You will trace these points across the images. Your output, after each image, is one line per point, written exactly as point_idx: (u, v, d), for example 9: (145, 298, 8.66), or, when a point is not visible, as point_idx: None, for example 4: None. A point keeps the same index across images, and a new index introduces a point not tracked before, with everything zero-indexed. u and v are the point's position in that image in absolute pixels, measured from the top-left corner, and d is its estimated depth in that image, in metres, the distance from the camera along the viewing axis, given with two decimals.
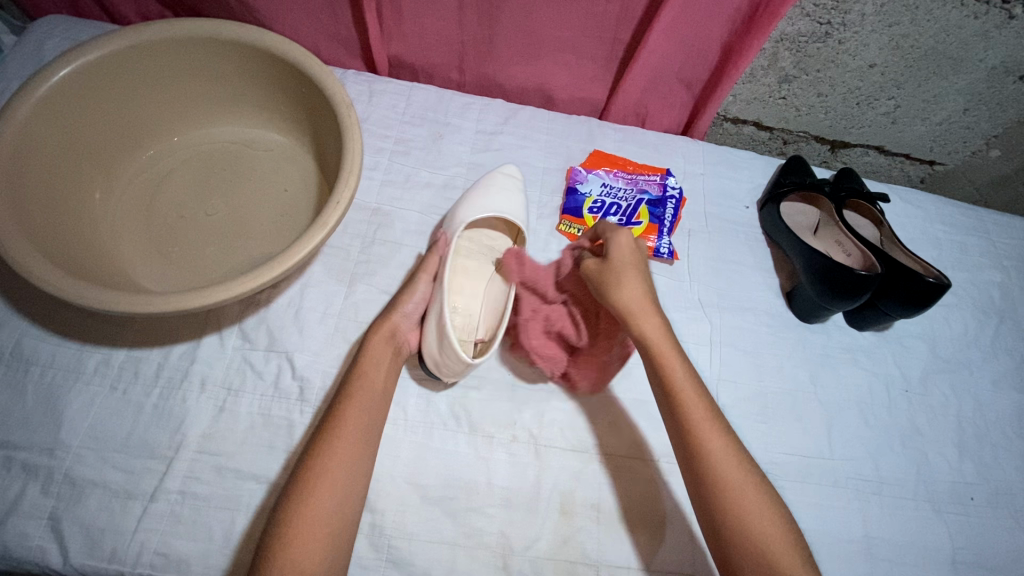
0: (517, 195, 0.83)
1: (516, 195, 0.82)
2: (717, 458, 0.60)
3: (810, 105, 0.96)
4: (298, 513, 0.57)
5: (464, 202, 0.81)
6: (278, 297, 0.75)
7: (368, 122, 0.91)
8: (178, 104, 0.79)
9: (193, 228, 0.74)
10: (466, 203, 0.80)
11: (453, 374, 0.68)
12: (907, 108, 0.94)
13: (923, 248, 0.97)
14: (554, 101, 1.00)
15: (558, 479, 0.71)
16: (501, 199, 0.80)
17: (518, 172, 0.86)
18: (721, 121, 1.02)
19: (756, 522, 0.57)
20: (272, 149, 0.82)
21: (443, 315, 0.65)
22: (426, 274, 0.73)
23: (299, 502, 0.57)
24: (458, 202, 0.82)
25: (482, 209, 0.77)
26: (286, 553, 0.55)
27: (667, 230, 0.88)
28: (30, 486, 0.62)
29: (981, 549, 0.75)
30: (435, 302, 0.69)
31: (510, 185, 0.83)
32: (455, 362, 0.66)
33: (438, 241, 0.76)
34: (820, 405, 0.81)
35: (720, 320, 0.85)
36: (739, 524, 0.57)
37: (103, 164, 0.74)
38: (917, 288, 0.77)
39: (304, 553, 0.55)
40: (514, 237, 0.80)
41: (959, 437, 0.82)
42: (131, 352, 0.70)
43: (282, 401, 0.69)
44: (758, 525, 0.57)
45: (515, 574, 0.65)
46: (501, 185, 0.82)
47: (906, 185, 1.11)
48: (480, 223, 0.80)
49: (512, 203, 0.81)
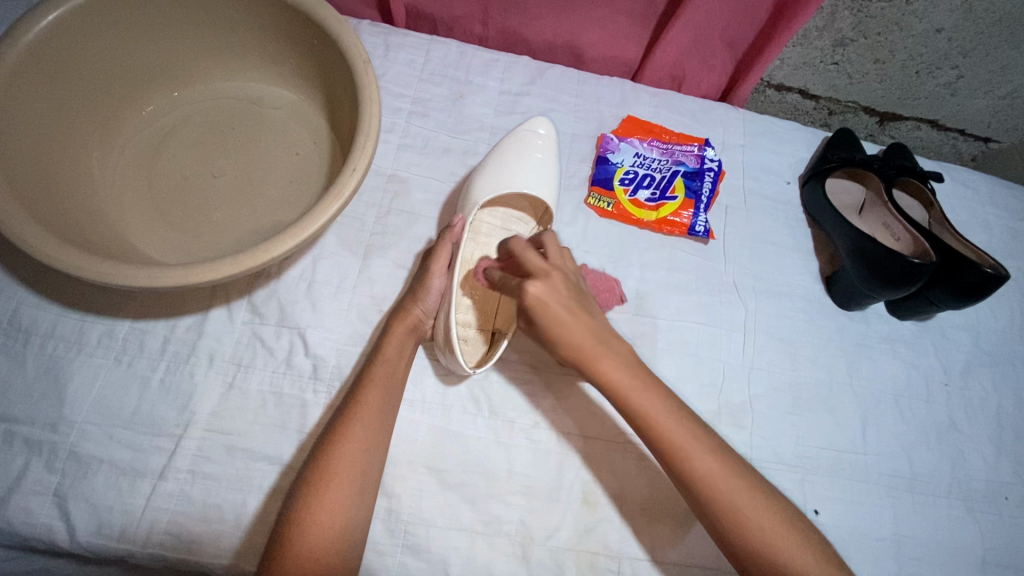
0: (551, 165, 0.78)
1: (550, 165, 0.77)
2: (748, 511, 0.54)
3: (864, 73, 0.87)
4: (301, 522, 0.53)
5: (493, 170, 0.75)
6: (289, 269, 0.70)
7: (384, 78, 0.84)
8: (178, 54, 0.72)
9: (198, 192, 0.69)
10: (495, 172, 0.74)
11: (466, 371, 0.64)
12: (971, 79, 0.86)
13: (973, 233, 0.91)
14: (584, 60, 0.92)
15: (581, 468, 0.68)
16: (533, 172, 0.75)
17: (553, 131, 0.80)
18: (764, 87, 0.94)
19: (802, 564, 0.52)
20: (282, 107, 0.76)
21: (450, 321, 0.61)
22: (439, 267, 0.67)
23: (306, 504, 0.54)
24: (482, 169, 0.76)
25: (504, 184, 0.73)
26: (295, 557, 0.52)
27: (704, 206, 0.82)
28: (33, 462, 0.59)
29: (1014, 551, 0.72)
30: (447, 295, 0.65)
31: (543, 150, 0.78)
32: (460, 368, 0.64)
33: (455, 223, 0.69)
34: (855, 396, 0.77)
35: (754, 305, 0.80)
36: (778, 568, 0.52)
37: (99, 120, 0.68)
38: (969, 279, 0.73)
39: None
40: (539, 217, 0.77)
41: (998, 435, 0.78)
42: (135, 324, 0.66)
43: (294, 378, 0.66)
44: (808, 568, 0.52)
45: (534, 564, 0.63)
46: (535, 150, 0.77)
47: (955, 163, 1.03)
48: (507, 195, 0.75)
49: (543, 175, 0.76)
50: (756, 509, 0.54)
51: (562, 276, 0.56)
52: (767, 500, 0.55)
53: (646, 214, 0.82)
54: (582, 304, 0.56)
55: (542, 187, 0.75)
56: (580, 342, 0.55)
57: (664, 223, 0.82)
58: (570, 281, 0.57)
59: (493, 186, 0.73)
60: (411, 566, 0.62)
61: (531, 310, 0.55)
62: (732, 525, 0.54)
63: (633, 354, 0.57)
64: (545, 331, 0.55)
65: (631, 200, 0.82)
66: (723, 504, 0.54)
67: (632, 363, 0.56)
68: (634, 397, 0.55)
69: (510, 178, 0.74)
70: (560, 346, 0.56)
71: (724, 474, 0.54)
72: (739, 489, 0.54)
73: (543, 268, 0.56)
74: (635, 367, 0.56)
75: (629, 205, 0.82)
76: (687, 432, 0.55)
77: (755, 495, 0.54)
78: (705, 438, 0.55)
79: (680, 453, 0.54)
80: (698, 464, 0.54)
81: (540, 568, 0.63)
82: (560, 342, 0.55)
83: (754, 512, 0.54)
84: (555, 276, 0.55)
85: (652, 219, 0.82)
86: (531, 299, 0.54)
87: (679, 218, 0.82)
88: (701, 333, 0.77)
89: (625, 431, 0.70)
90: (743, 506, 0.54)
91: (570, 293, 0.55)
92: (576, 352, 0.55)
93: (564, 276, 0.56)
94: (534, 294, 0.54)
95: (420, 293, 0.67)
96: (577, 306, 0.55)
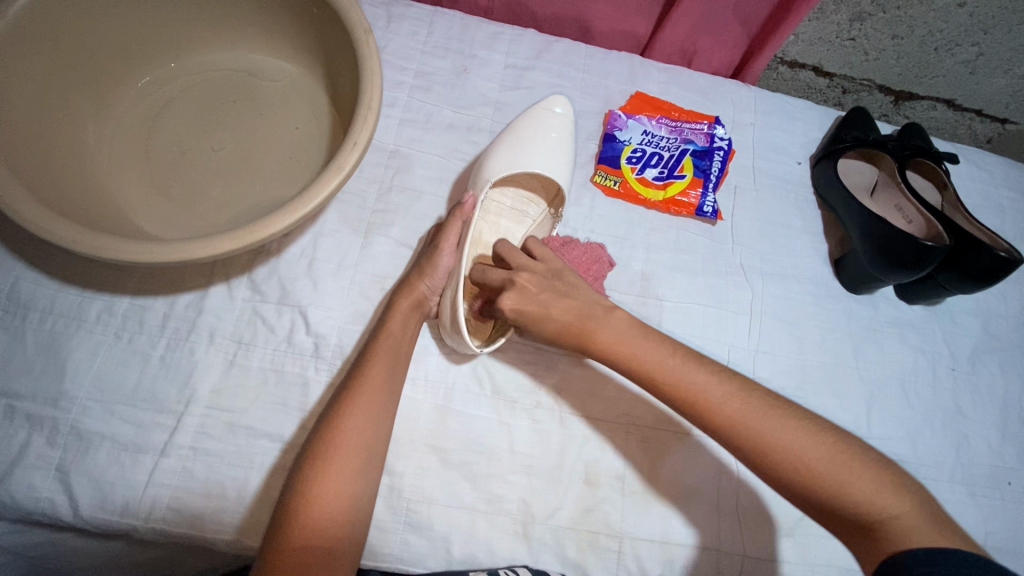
0: (564, 143, 0.76)
1: (564, 145, 0.75)
2: (791, 445, 0.49)
3: (881, 50, 0.84)
4: (307, 498, 0.53)
5: (505, 148, 0.73)
6: (290, 246, 0.69)
7: (386, 51, 0.81)
8: (174, 24, 0.70)
9: (196, 166, 0.67)
10: (508, 151, 0.73)
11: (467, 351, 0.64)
12: (991, 57, 0.83)
13: (986, 216, 0.89)
14: (591, 33, 0.89)
15: (583, 448, 0.68)
16: (546, 151, 0.73)
17: (570, 110, 0.78)
18: (777, 64, 0.91)
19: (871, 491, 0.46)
20: (282, 79, 0.74)
21: (458, 304, 0.61)
22: (449, 245, 0.66)
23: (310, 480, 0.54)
24: (494, 147, 0.74)
25: (514, 164, 0.72)
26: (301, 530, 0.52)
27: (713, 185, 0.81)
28: (34, 437, 0.59)
29: (1015, 535, 0.72)
30: (455, 275, 0.64)
31: (555, 129, 0.76)
32: (467, 348, 0.64)
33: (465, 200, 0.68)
34: (860, 379, 0.77)
35: (762, 287, 0.79)
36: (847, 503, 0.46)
37: (94, 92, 0.66)
38: (982, 264, 0.71)
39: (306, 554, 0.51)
40: (551, 198, 0.76)
41: (1003, 420, 0.78)
42: (135, 300, 0.65)
43: (295, 356, 0.65)
44: (873, 497, 0.46)
45: (535, 541, 0.64)
46: (548, 129, 0.75)
47: (970, 145, 1.01)
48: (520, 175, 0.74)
49: (556, 154, 0.74)
50: (800, 441, 0.49)
51: (528, 276, 0.59)
52: (815, 433, 0.49)
53: (654, 192, 0.80)
54: (558, 292, 0.59)
55: (555, 166, 0.73)
56: (573, 324, 0.58)
57: (671, 203, 0.80)
58: (540, 275, 0.60)
59: (505, 166, 0.72)
60: (413, 544, 0.62)
61: (518, 319, 0.59)
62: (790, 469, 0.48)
63: (625, 315, 0.59)
64: (539, 331, 0.59)
65: (638, 178, 0.80)
66: (759, 443, 0.50)
67: (627, 324, 0.58)
68: (639, 349, 0.56)
69: (522, 158, 0.72)
70: (557, 338, 0.59)
71: (756, 412, 0.51)
72: (772, 424, 0.50)
73: (508, 277, 0.60)
74: (630, 328, 0.58)
75: (636, 183, 0.80)
76: (702, 378, 0.54)
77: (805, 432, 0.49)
78: (721, 383, 0.53)
79: (698, 399, 0.53)
80: (720, 409, 0.52)
81: (541, 546, 0.64)
82: (555, 334, 0.58)
83: (801, 447, 0.48)
84: (521, 280, 0.59)
85: (660, 198, 0.80)
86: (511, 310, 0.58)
87: (687, 198, 0.80)
88: (707, 315, 0.76)
89: (628, 412, 0.69)
90: (784, 441, 0.49)
91: (542, 289, 0.59)
92: (569, 337, 0.58)
93: (530, 274, 0.60)
94: (511, 307, 0.58)
95: (427, 269, 0.65)
96: (554, 295, 0.58)
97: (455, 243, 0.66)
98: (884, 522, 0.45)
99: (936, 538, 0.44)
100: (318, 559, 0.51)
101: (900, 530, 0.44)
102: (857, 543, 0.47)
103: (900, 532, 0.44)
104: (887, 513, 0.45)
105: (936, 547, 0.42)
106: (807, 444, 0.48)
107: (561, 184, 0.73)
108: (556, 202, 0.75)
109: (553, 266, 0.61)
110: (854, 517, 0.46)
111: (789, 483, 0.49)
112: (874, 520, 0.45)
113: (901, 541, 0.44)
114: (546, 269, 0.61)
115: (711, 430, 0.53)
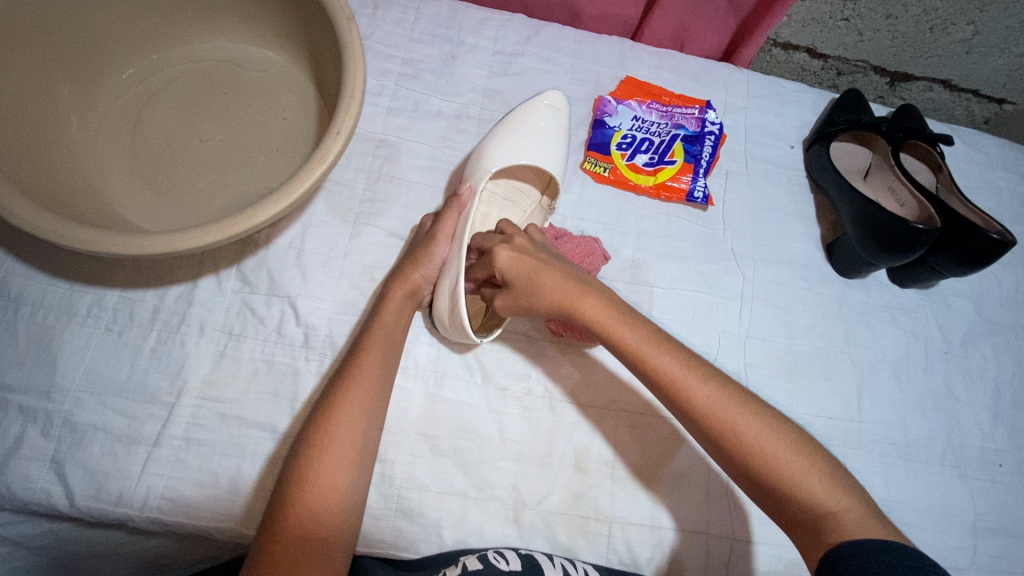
0: (557, 135, 0.75)
1: (557, 135, 0.75)
2: (754, 433, 0.50)
3: (875, 30, 0.83)
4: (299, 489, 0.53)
5: (499, 140, 0.73)
6: (278, 237, 0.69)
7: (372, 39, 0.81)
8: (156, 13, 0.69)
9: (183, 157, 0.67)
10: (501, 142, 0.72)
11: (461, 338, 0.65)
12: (987, 35, 0.81)
13: (982, 198, 0.88)
14: (581, 17, 0.88)
15: (573, 434, 0.68)
16: (539, 141, 0.73)
17: (561, 102, 0.78)
18: (770, 46, 0.90)
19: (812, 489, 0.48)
20: (268, 69, 0.73)
21: (460, 295, 0.60)
22: (444, 236, 0.65)
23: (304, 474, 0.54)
24: (490, 137, 0.74)
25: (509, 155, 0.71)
26: (295, 519, 0.52)
27: (703, 170, 0.80)
28: (29, 429, 0.60)
29: (1004, 516, 0.73)
30: (451, 265, 0.64)
31: (546, 119, 0.75)
32: (467, 338, 0.64)
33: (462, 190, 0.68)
34: (852, 364, 0.77)
35: (752, 272, 0.79)
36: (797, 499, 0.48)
37: (78, 84, 0.66)
38: (978, 245, 0.71)
39: (300, 547, 0.51)
40: (543, 188, 0.76)
41: (995, 402, 0.78)
42: (124, 293, 0.65)
43: (286, 347, 0.66)
44: (823, 492, 0.48)
45: (524, 527, 0.64)
46: (537, 118, 0.75)
47: (967, 126, 1.00)
48: (516, 167, 0.73)
49: (548, 145, 0.73)
50: (756, 429, 0.51)
51: (524, 240, 0.64)
52: (779, 427, 0.51)
53: (644, 179, 0.79)
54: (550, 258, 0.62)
55: (549, 157, 0.73)
56: (558, 288, 0.59)
57: (662, 189, 0.80)
58: (535, 244, 0.64)
59: (498, 157, 0.71)
60: (404, 530, 0.63)
61: (508, 271, 0.61)
62: (755, 463, 0.50)
63: (613, 294, 0.59)
64: (526, 289, 0.60)
65: (629, 165, 0.80)
66: (726, 433, 0.51)
67: (613, 301, 0.58)
68: (625, 335, 0.56)
69: (518, 150, 0.72)
70: (543, 298, 0.59)
71: (717, 400, 0.52)
72: (739, 412, 0.52)
73: (505, 239, 0.64)
74: (616, 304, 0.58)
75: (626, 170, 0.79)
76: (669, 364, 0.54)
77: (755, 422, 0.51)
78: (697, 369, 0.54)
79: (667, 382, 0.54)
80: (687, 391, 0.53)
81: (531, 531, 0.64)
82: (540, 290, 0.59)
83: (765, 437, 0.50)
84: (516, 240, 0.63)
85: (650, 184, 0.79)
86: (502, 263, 0.62)
87: (677, 184, 0.80)
88: (697, 301, 0.76)
89: (619, 398, 0.70)
90: (750, 429, 0.51)
91: (535, 249, 0.62)
92: (554, 296, 0.59)
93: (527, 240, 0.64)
94: (503, 258, 0.61)
95: (422, 258, 0.65)
96: (546, 256, 0.62)
97: (451, 233, 0.66)
98: (835, 515, 0.47)
99: (877, 530, 0.46)
100: (312, 549, 0.52)
101: (846, 523, 0.47)
102: (802, 538, 0.48)
103: (845, 525, 0.47)
104: (837, 506, 0.47)
105: (880, 538, 0.45)
106: (767, 433, 0.50)
107: (555, 174, 0.73)
108: (549, 191, 0.75)
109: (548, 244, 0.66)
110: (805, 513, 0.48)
111: (755, 473, 0.50)
112: (824, 512, 0.47)
113: (846, 533, 0.46)
114: (541, 242, 0.65)
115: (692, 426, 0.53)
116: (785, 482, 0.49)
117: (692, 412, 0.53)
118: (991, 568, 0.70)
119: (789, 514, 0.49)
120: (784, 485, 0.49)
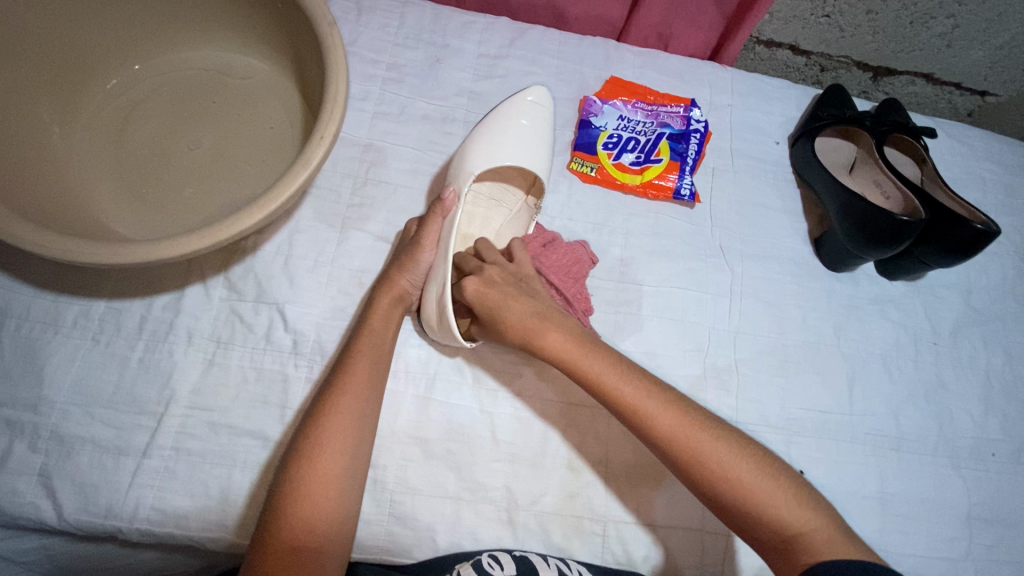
0: (540, 132, 0.75)
1: (539, 132, 0.75)
2: (722, 458, 0.52)
3: (856, 25, 0.84)
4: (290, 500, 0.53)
5: (480, 140, 0.72)
6: (265, 244, 0.69)
7: (356, 44, 0.81)
8: (136, 24, 0.69)
9: (169, 166, 0.67)
10: (483, 143, 0.72)
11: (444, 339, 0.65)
12: (967, 28, 0.82)
13: (967, 189, 0.89)
14: (566, 19, 0.88)
15: (564, 436, 0.68)
16: (521, 142, 0.73)
17: (545, 98, 0.77)
18: (754, 44, 0.90)
19: (780, 512, 0.49)
20: (252, 77, 0.73)
21: (445, 297, 0.61)
22: (430, 241, 0.65)
23: (292, 486, 0.53)
24: (472, 138, 0.73)
25: (491, 158, 0.71)
26: (286, 530, 0.52)
27: (689, 168, 0.81)
28: (17, 443, 0.60)
29: (999, 505, 0.73)
30: (438, 271, 0.64)
31: (528, 116, 0.75)
32: (454, 341, 0.64)
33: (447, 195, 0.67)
34: (843, 357, 0.77)
35: (741, 268, 0.79)
36: (775, 523, 0.49)
37: (62, 98, 0.66)
38: (962, 237, 0.71)
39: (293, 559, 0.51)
40: (528, 187, 0.76)
41: (986, 392, 0.78)
42: (111, 303, 0.65)
43: (274, 353, 0.66)
44: (791, 515, 0.49)
45: (519, 529, 0.64)
46: (518, 116, 0.74)
47: (951, 118, 1.01)
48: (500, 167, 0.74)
49: (531, 144, 0.73)
50: (723, 451, 0.52)
51: (496, 271, 0.64)
52: (739, 446, 0.53)
53: (631, 178, 0.80)
54: (519, 290, 0.62)
55: (532, 158, 0.73)
56: (522, 318, 0.60)
57: (649, 188, 0.80)
58: (508, 274, 0.65)
59: (481, 159, 0.71)
60: (398, 534, 0.62)
61: (477, 306, 0.62)
62: (723, 478, 0.51)
63: (577, 326, 0.61)
64: (493, 323, 0.61)
65: (615, 164, 0.80)
66: (692, 453, 0.52)
67: (576, 334, 0.59)
68: (590, 363, 0.57)
69: (501, 151, 0.71)
70: (510, 330, 0.60)
71: (688, 421, 0.54)
72: (704, 437, 0.53)
73: (478, 268, 0.65)
74: (578, 337, 0.59)
75: (613, 169, 0.80)
76: (640, 390, 0.56)
77: (726, 447, 0.52)
78: (665, 392, 0.56)
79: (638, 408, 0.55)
80: (658, 419, 0.54)
81: (525, 533, 0.64)
82: (507, 323, 0.60)
83: (726, 458, 0.52)
84: (488, 272, 0.64)
85: (637, 183, 0.80)
86: (470, 298, 0.63)
87: (664, 182, 0.80)
88: (687, 298, 0.76)
89: None
90: (717, 455, 0.52)
91: (505, 282, 0.63)
92: (521, 326, 0.60)
93: (499, 269, 0.65)
94: (471, 294, 0.62)
95: (408, 264, 0.65)
96: (515, 290, 0.62)
97: (437, 238, 0.66)
98: (802, 538, 0.49)
99: (845, 549, 0.47)
100: (305, 558, 0.51)
101: (816, 545, 0.48)
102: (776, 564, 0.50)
103: (815, 546, 0.48)
104: (804, 528, 0.49)
105: (847, 559, 0.46)
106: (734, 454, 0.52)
107: (539, 173, 0.73)
108: (535, 189, 0.75)
109: (523, 272, 0.66)
110: (778, 535, 0.49)
111: (724, 498, 0.51)
112: (794, 535, 0.49)
113: (816, 555, 0.47)
114: (516, 270, 0.66)
115: (659, 445, 0.54)
116: (754, 501, 0.50)
117: (658, 432, 0.54)
118: (987, 557, 0.71)
119: (759, 540, 0.51)
120: (744, 498, 0.50)
